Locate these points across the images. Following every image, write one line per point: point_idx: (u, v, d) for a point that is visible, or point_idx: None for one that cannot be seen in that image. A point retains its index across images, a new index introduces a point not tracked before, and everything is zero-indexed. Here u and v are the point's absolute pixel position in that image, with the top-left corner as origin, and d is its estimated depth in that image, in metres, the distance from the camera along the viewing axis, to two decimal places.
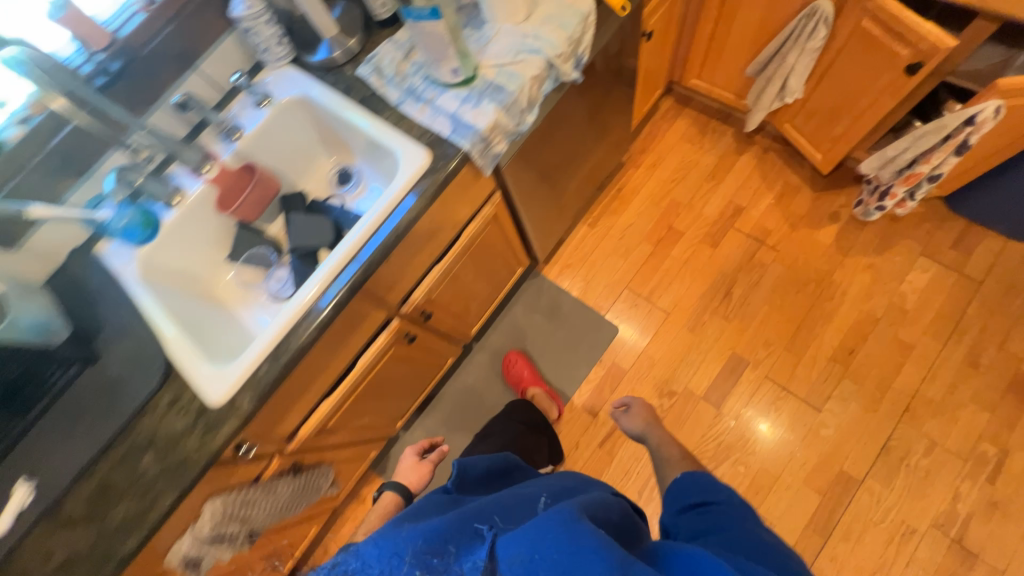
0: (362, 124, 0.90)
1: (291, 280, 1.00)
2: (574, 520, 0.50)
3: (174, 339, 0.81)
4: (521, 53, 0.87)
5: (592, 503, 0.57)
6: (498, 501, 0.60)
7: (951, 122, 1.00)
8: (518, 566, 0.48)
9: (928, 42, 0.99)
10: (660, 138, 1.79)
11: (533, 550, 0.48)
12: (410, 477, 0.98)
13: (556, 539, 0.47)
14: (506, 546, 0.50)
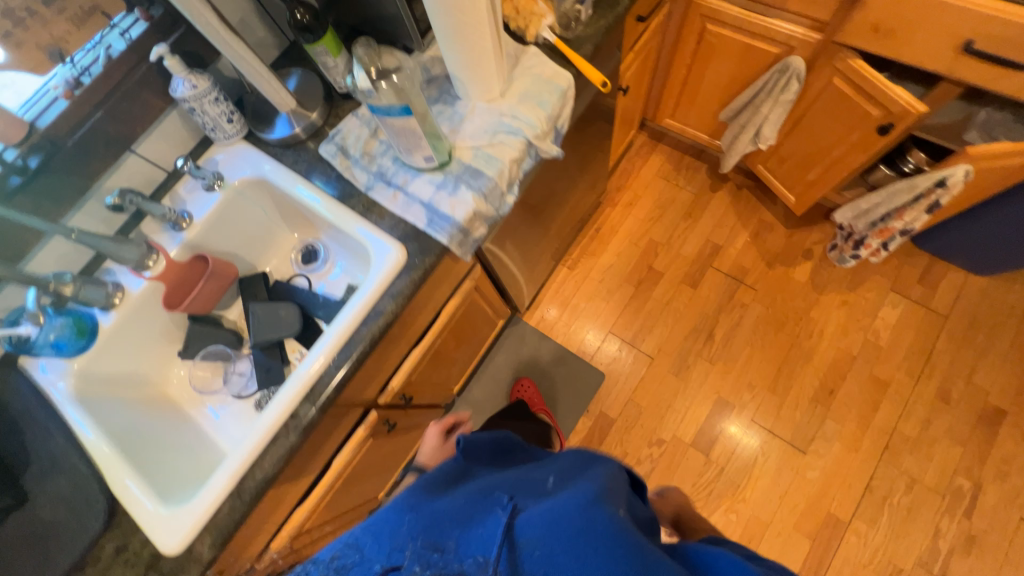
0: (327, 213, 0.82)
1: (254, 375, 0.91)
2: (591, 509, 0.49)
3: (117, 471, 0.72)
4: (499, 134, 0.81)
5: (607, 485, 0.57)
6: (509, 485, 0.61)
7: (923, 183, 1.02)
8: (536, 552, 0.47)
9: (899, 106, 1.01)
10: (636, 175, 1.77)
11: (551, 538, 0.47)
12: (433, 455, 0.86)
13: (573, 525, 0.47)
14: (525, 529, 0.49)
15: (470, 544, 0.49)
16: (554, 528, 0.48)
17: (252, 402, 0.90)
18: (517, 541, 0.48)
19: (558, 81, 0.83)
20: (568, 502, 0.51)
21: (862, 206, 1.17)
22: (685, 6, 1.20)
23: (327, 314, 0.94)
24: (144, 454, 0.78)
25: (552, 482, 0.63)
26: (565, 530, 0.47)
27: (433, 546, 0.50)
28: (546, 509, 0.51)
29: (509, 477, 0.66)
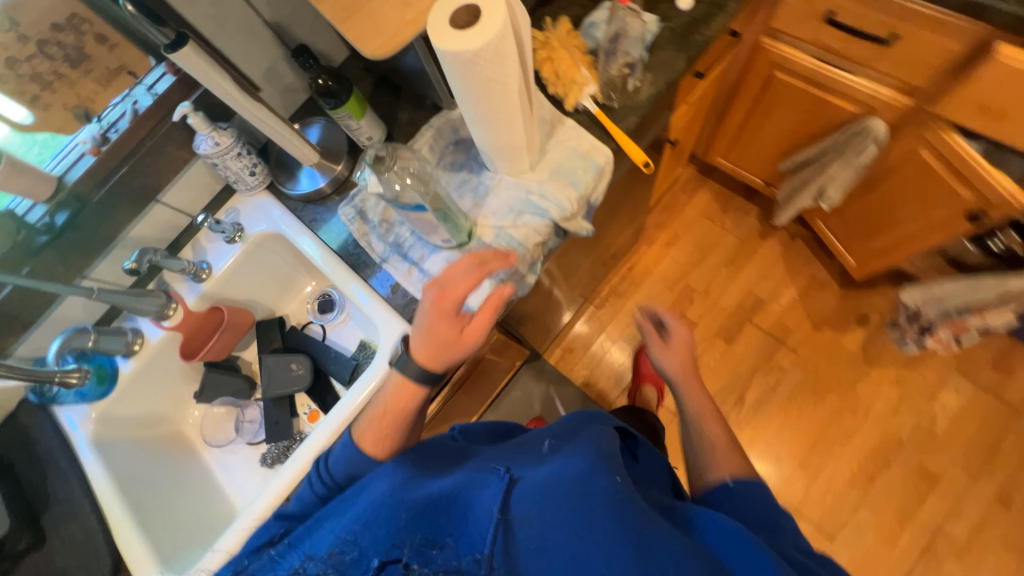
0: (341, 281, 0.80)
1: (262, 426, 0.92)
2: (584, 474, 0.44)
3: (123, 529, 0.74)
4: (524, 214, 0.74)
5: (606, 447, 0.51)
6: (502, 454, 0.55)
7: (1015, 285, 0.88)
8: (529, 532, 0.41)
9: (999, 196, 0.86)
10: (678, 212, 1.64)
11: (550, 515, 0.41)
12: (426, 340, 0.56)
13: (564, 497, 0.42)
14: (517, 502, 0.43)
15: (471, 534, 0.42)
16: (567, 510, 0.41)
17: (260, 451, 0.91)
18: (523, 525, 0.41)
19: (596, 157, 0.75)
20: (574, 478, 0.44)
21: (936, 292, 1.04)
22: (752, 50, 1.06)
23: (336, 370, 0.93)
24: (152, 505, 0.80)
25: (549, 445, 0.56)
26: (573, 507, 0.41)
27: (426, 533, 0.42)
28: (548, 480, 0.44)
29: (504, 448, 0.59)
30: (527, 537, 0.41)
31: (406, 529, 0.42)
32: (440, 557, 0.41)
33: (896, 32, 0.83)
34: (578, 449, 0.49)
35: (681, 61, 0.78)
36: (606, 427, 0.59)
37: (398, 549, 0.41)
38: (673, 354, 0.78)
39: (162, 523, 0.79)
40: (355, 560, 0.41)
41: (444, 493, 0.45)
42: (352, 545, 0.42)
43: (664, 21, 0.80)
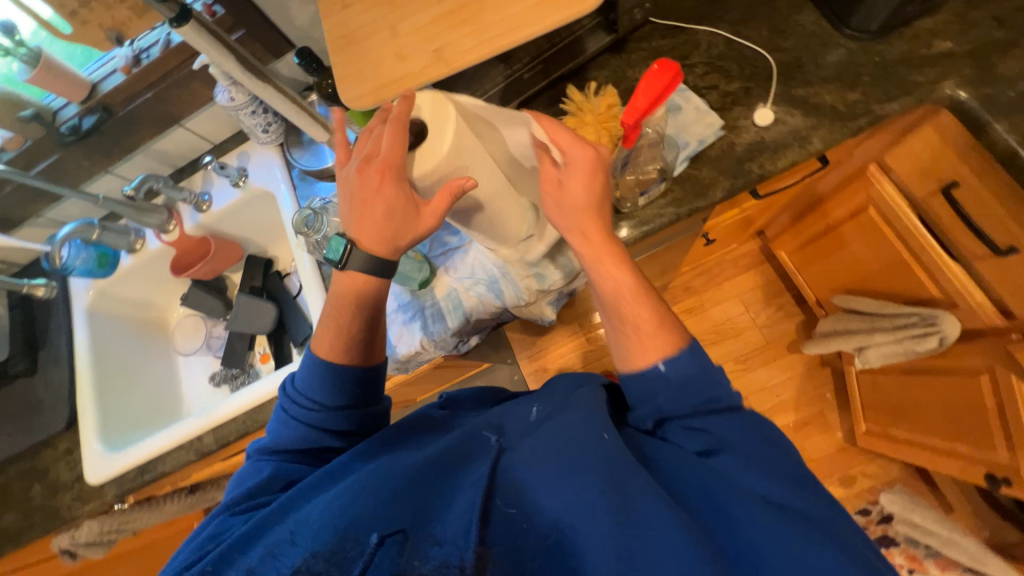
0: (303, 266, 0.82)
1: (224, 347, 1.03)
2: (562, 463, 0.47)
3: (85, 394, 0.89)
4: (479, 285, 0.72)
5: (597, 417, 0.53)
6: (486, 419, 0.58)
7: None
8: (519, 525, 0.45)
9: None
10: (717, 281, 1.43)
11: (539, 512, 0.45)
12: (363, 217, 0.53)
13: (539, 492, 0.46)
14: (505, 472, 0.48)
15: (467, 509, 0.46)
16: (565, 500, 0.44)
17: (215, 367, 1.03)
18: (517, 506, 0.46)
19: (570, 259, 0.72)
20: (565, 462, 0.47)
21: (914, 519, 1.06)
22: (855, 172, 0.85)
23: (292, 327, 0.98)
24: (116, 379, 0.95)
25: (535, 410, 0.56)
26: (559, 477, 0.46)
27: (421, 505, 0.46)
28: (532, 462, 0.48)
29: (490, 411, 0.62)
30: (525, 523, 0.45)
31: (399, 504, 0.46)
32: (438, 553, 0.42)
33: (1017, 250, 0.64)
34: (564, 420, 0.52)
35: (720, 190, 0.66)
36: (593, 388, 0.58)
37: (393, 521, 0.45)
38: (581, 184, 0.54)
39: (120, 396, 0.94)
40: (352, 541, 0.43)
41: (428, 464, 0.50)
42: (339, 527, 0.44)
43: (727, 132, 0.67)
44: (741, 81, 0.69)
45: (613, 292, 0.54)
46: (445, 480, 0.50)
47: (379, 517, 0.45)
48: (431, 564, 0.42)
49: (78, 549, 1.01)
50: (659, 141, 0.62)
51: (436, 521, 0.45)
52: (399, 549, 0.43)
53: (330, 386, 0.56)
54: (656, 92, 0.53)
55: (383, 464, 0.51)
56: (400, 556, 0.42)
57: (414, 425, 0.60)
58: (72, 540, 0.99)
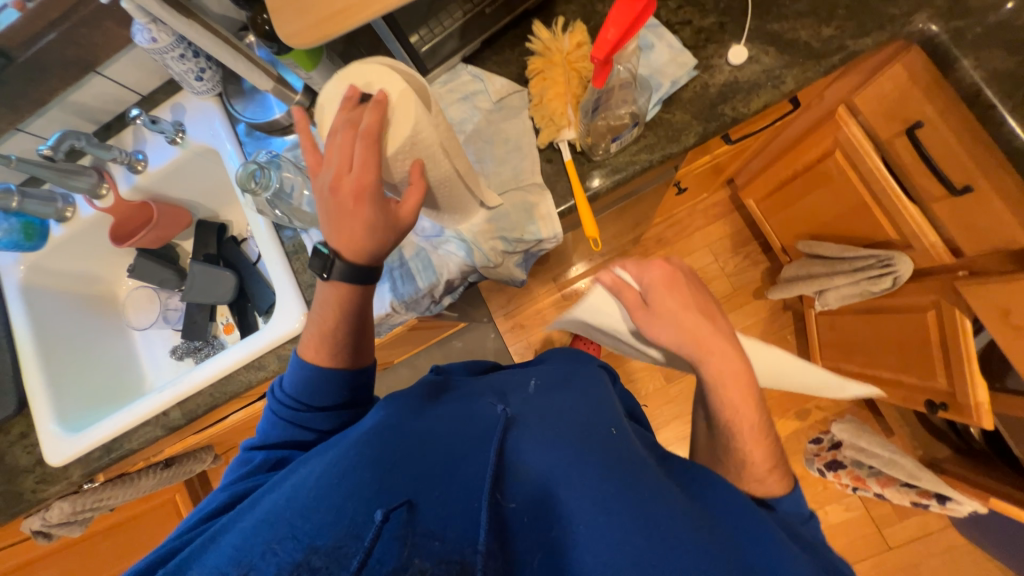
0: (258, 228, 0.77)
1: (182, 317, 0.97)
2: (583, 452, 0.52)
3: (35, 375, 0.84)
4: (448, 243, 0.70)
5: (590, 402, 0.63)
6: (490, 389, 0.66)
7: (927, 484, 0.99)
8: (528, 512, 0.47)
9: (968, 405, 0.81)
10: (688, 232, 1.45)
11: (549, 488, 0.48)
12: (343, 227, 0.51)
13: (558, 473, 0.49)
14: (520, 452, 0.52)
15: (473, 492, 0.47)
16: (562, 477, 0.49)
17: (176, 340, 0.98)
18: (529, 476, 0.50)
19: (544, 227, 0.67)
20: (567, 446, 0.52)
21: (861, 445, 1.12)
22: (825, 115, 0.85)
23: (255, 298, 0.94)
24: (67, 357, 0.89)
25: (533, 385, 0.68)
26: (574, 459, 0.51)
27: (432, 484, 0.47)
28: (544, 444, 0.53)
29: (486, 380, 0.70)
30: (524, 509, 0.47)
31: (402, 478, 0.47)
32: (439, 548, 0.41)
33: (970, 188, 0.66)
34: (576, 419, 0.58)
35: (693, 134, 0.64)
36: (588, 368, 0.74)
37: (396, 498, 0.45)
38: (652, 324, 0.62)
39: (75, 376, 0.89)
40: (351, 529, 0.42)
41: (439, 433, 0.53)
42: (344, 519, 0.43)
43: (700, 73, 0.64)
44: (715, 16, 0.65)
45: (734, 424, 0.60)
46: (450, 448, 0.52)
47: (383, 493, 0.45)
48: (431, 560, 0.40)
49: (51, 530, 0.98)
50: (631, 82, 0.59)
51: (443, 501, 0.46)
52: (398, 542, 0.41)
53: (316, 394, 0.56)
54: (627, 23, 0.49)
55: (388, 423, 0.54)
56: (403, 536, 0.42)
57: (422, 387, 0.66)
58: (42, 522, 0.95)
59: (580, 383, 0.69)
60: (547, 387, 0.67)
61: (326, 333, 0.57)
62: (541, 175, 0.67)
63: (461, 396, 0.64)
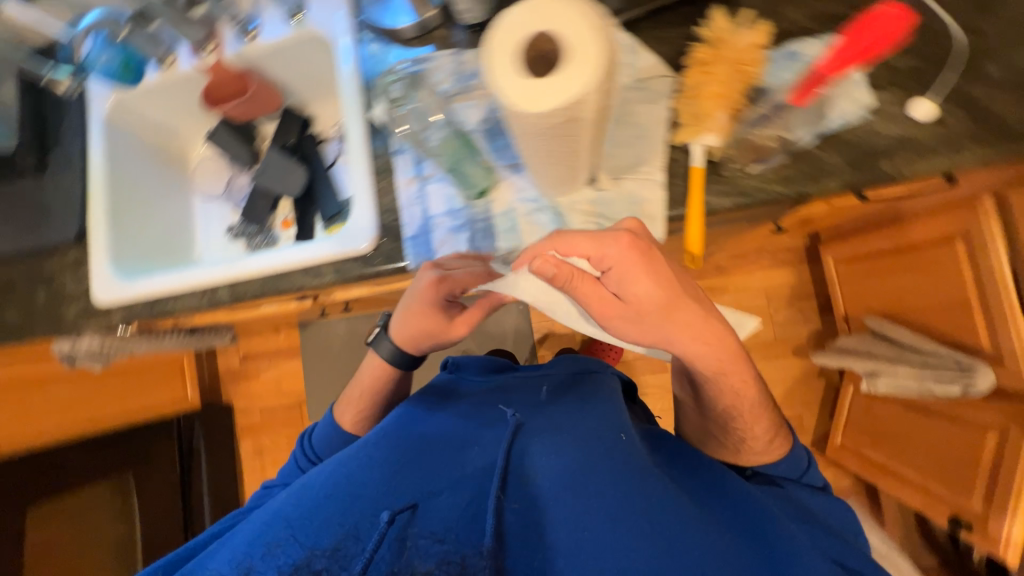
0: (351, 137, 0.74)
1: (245, 198, 0.97)
2: (578, 464, 0.63)
3: (98, 212, 0.85)
4: (540, 212, 0.67)
5: (597, 409, 0.74)
6: (504, 397, 0.80)
7: None
8: (521, 517, 0.60)
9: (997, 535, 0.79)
10: (749, 269, 1.41)
11: (527, 498, 0.62)
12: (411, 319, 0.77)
13: (539, 492, 0.62)
14: (521, 459, 0.66)
15: (474, 501, 0.62)
16: (556, 482, 0.62)
17: (233, 220, 0.98)
18: (530, 482, 0.64)
19: (646, 228, 0.63)
20: (559, 460, 0.64)
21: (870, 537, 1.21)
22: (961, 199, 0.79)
23: (321, 202, 0.93)
24: (131, 204, 0.90)
25: (546, 390, 0.81)
26: (568, 471, 0.63)
27: (438, 491, 0.63)
28: (544, 453, 0.66)
29: (506, 383, 0.84)
30: (519, 513, 0.60)
31: (407, 489, 0.63)
32: (439, 547, 0.57)
33: None
34: (575, 430, 0.70)
35: (839, 180, 0.58)
36: (604, 375, 0.86)
37: (400, 504, 0.61)
38: (621, 306, 0.54)
39: (135, 225, 0.90)
40: (357, 530, 0.59)
41: (436, 447, 0.70)
42: (348, 523, 0.60)
43: (872, 116, 0.58)
44: (908, 60, 0.59)
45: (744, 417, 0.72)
46: (450, 460, 0.68)
47: (394, 501, 0.61)
48: (430, 559, 0.55)
49: (75, 357, 1.02)
50: (820, 110, 0.57)
51: (444, 509, 0.61)
52: (401, 538, 0.58)
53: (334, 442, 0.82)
54: (883, 37, 0.50)
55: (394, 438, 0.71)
56: (405, 532, 0.58)
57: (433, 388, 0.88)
58: (70, 348, 0.99)
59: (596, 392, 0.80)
60: (559, 392, 0.80)
61: (352, 396, 0.85)
62: (664, 171, 0.62)
63: (478, 404, 0.80)
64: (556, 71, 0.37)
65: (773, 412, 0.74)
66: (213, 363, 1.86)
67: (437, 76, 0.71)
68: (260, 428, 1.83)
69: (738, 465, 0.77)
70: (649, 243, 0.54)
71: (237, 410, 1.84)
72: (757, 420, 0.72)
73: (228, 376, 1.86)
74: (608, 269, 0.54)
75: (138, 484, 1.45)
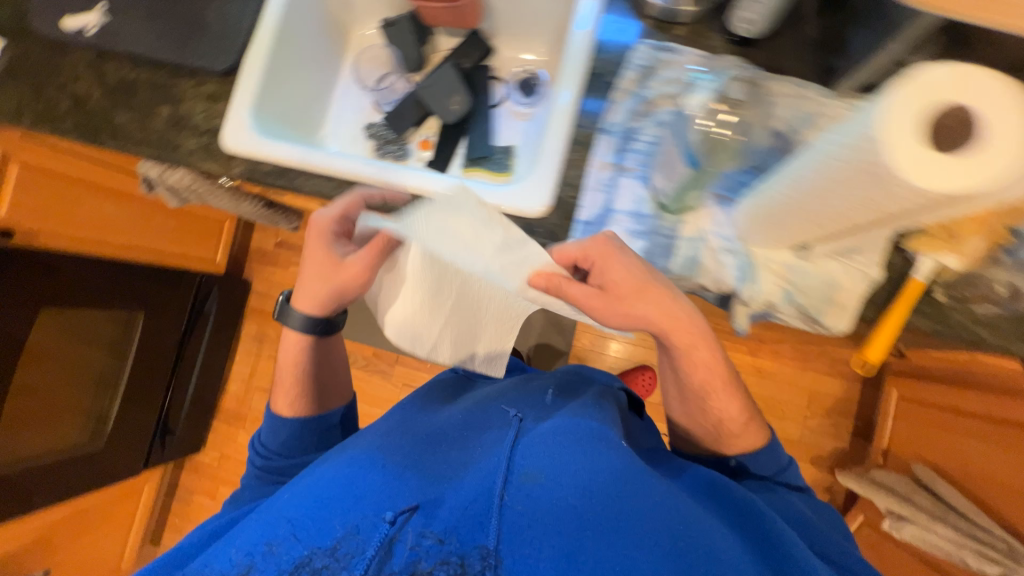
0: (561, 93, 0.69)
1: (395, 101, 0.92)
2: (579, 459, 0.63)
3: (259, 53, 0.78)
4: (727, 253, 0.63)
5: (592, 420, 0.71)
6: (504, 402, 0.81)
7: None
8: (523, 517, 0.57)
9: None
10: (800, 363, 1.45)
11: (533, 490, 0.60)
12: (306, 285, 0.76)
13: (536, 495, 0.59)
14: (523, 460, 0.64)
15: (468, 503, 0.60)
16: (558, 477, 0.61)
17: (371, 118, 0.93)
18: (528, 485, 0.60)
19: (833, 315, 0.61)
20: (557, 457, 0.64)
21: None
22: None
23: (472, 140, 0.88)
24: (288, 59, 0.84)
25: (550, 399, 0.83)
26: (568, 468, 0.62)
27: (435, 494, 0.62)
28: (537, 449, 0.66)
29: (506, 391, 0.86)
30: (522, 507, 0.58)
31: (410, 492, 0.62)
32: (439, 548, 0.56)
33: None
34: (571, 428, 0.68)
35: None
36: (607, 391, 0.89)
37: (402, 505, 0.60)
38: (612, 313, 0.61)
39: (282, 83, 0.84)
40: (361, 528, 0.58)
41: (434, 455, 0.71)
42: (349, 522, 0.59)
43: None
44: None
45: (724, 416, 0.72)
46: (443, 465, 0.68)
47: (396, 503, 0.61)
48: (433, 559, 0.55)
49: (157, 185, 0.97)
50: None
51: (442, 507, 0.60)
52: (406, 538, 0.57)
53: (282, 432, 0.78)
54: None
55: (391, 446, 0.72)
56: (409, 531, 0.57)
57: (435, 393, 0.94)
58: (158, 175, 0.94)
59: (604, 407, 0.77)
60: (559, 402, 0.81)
61: (288, 378, 0.80)
62: (881, 271, 0.59)
63: (478, 412, 0.80)
64: (959, 154, 0.33)
65: (745, 388, 0.73)
66: (251, 235, 1.82)
67: (742, 86, 0.53)
68: (270, 316, 1.79)
69: (723, 455, 0.74)
70: (622, 258, 0.61)
71: (256, 290, 1.80)
72: (729, 402, 0.72)
73: (259, 254, 1.81)
74: (595, 277, 0.61)
75: (146, 329, 1.39)
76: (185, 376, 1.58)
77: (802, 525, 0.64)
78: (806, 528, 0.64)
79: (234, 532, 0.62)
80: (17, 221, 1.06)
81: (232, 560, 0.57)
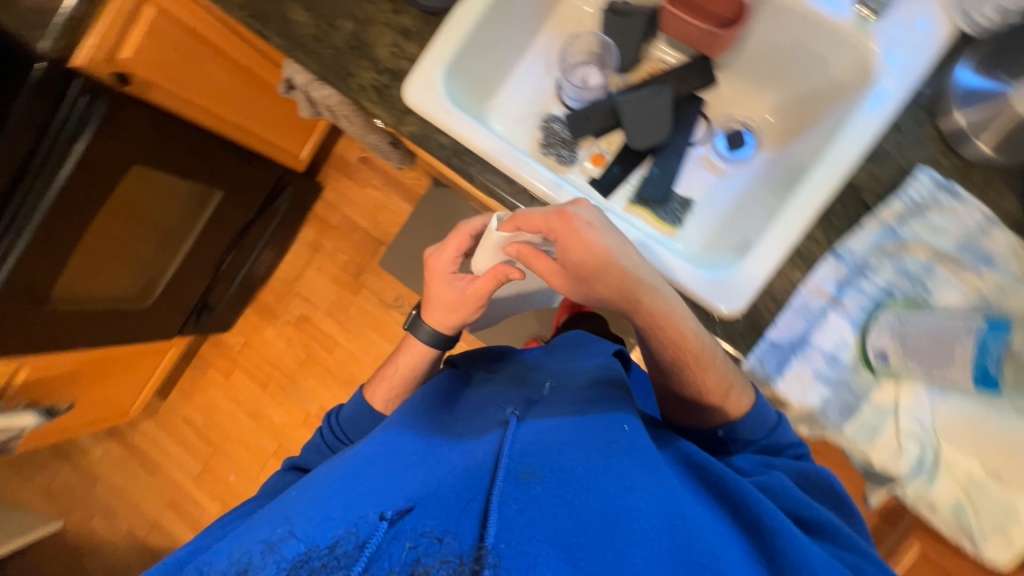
0: (810, 187, 0.59)
1: (584, 99, 0.80)
2: (582, 457, 0.51)
3: (478, 3, 0.67)
4: (909, 441, 0.58)
5: (591, 413, 0.58)
6: (506, 395, 0.66)
7: None
8: (525, 521, 0.44)
9: None
10: None
11: (538, 495, 0.46)
12: (437, 306, 0.75)
13: (530, 499, 0.46)
14: (518, 457, 0.50)
15: (460, 502, 0.47)
16: (561, 476, 0.48)
17: (550, 107, 0.82)
18: (529, 485, 0.47)
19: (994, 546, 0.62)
20: (559, 450, 0.51)
21: None
22: None
23: (654, 177, 0.78)
24: (500, 15, 0.72)
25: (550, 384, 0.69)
26: (567, 462, 0.50)
27: (429, 490, 0.49)
28: (532, 442, 0.53)
29: (506, 385, 0.72)
30: (520, 506, 0.45)
31: (403, 491, 0.50)
32: (439, 547, 0.42)
33: None
34: (574, 424, 0.56)
35: None
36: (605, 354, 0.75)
37: (399, 505, 0.47)
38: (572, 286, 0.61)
39: (484, 41, 0.72)
40: (353, 530, 0.45)
41: (431, 449, 0.58)
42: (344, 524, 0.47)
43: None
44: None
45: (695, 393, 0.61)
46: (431, 459, 0.55)
47: (393, 501, 0.48)
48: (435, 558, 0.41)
49: (297, 90, 0.88)
50: None
51: (445, 505, 0.47)
52: (400, 540, 0.43)
53: (362, 422, 0.77)
54: None
55: (389, 442, 0.60)
56: (405, 535, 0.44)
57: (437, 392, 0.73)
58: (303, 83, 0.84)
59: (593, 390, 0.63)
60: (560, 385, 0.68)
61: (388, 375, 0.80)
62: None
63: (478, 407, 0.66)
64: None
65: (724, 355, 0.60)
66: (340, 141, 1.72)
67: None
68: (331, 229, 1.73)
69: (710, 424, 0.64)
70: (586, 233, 0.57)
71: (326, 197, 1.73)
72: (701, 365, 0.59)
73: (341, 163, 1.72)
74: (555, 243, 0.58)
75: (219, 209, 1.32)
76: (238, 261, 1.55)
77: (801, 505, 0.54)
78: (807, 504, 0.54)
79: (237, 532, 0.54)
80: (135, 67, 0.98)
81: (230, 558, 0.49)
